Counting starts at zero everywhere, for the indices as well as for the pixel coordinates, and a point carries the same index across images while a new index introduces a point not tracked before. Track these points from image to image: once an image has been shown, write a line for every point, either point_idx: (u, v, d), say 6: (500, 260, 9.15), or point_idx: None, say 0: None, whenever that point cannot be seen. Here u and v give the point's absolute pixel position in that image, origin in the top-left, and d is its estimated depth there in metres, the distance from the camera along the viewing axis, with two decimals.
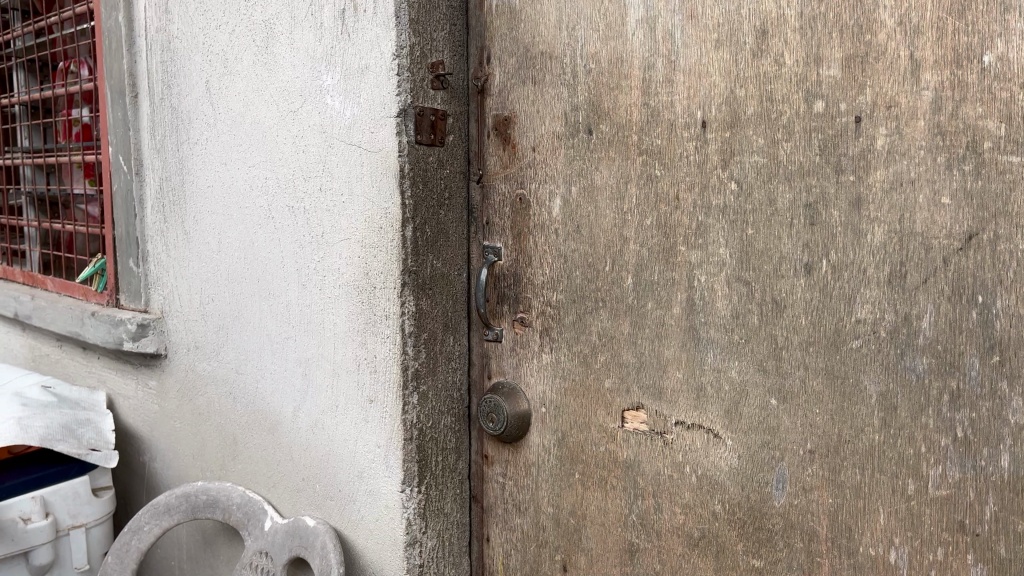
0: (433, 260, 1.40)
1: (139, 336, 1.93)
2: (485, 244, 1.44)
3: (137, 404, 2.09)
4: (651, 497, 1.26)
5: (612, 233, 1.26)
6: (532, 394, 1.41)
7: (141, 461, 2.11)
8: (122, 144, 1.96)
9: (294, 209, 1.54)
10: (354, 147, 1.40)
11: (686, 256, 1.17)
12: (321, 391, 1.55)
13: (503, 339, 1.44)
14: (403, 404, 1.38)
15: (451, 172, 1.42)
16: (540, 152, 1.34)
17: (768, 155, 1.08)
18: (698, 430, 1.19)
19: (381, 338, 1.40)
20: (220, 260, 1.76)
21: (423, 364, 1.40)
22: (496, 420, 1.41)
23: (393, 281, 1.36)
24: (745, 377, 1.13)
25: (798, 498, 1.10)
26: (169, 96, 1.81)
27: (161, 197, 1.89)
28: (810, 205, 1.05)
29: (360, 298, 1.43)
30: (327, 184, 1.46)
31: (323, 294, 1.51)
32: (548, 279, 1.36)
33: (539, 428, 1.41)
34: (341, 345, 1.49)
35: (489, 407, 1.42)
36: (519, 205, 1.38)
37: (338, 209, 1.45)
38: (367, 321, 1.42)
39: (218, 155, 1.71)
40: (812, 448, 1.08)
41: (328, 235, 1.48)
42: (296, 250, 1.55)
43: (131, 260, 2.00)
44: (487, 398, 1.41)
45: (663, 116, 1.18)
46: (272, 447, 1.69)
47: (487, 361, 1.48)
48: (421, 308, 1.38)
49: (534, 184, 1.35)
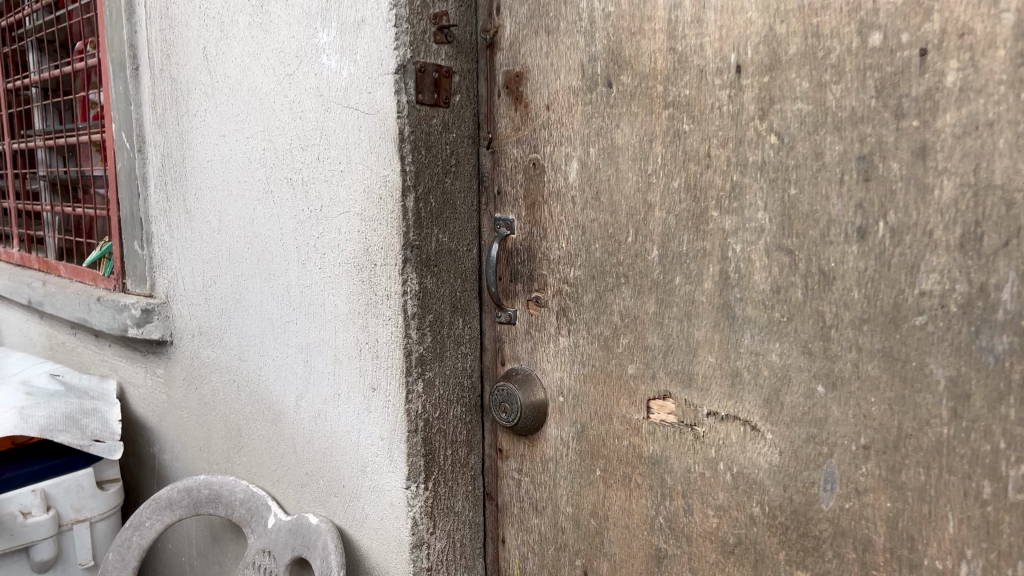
0: (438, 234, 1.27)
1: (144, 321, 1.83)
2: (496, 216, 1.31)
3: (147, 392, 2.00)
4: (681, 498, 1.12)
5: (635, 198, 1.11)
6: (549, 381, 1.27)
7: (150, 452, 2.02)
8: (124, 120, 1.87)
9: (293, 181, 1.43)
10: (352, 110, 1.27)
11: (719, 222, 1.02)
12: (323, 379, 1.43)
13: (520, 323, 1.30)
14: (406, 392, 1.25)
15: (458, 136, 1.29)
16: (555, 110, 1.20)
17: (814, 99, 0.92)
18: (733, 422, 1.04)
19: (382, 320, 1.28)
20: (222, 239, 1.65)
21: (429, 349, 1.27)
22: (509, 410, 1.28)
23: (394, 256, 1.23)
24: (787, 361, 0.98)
25: (851, 502, 0.94)
26: (169, 66, 1.71)
27: (163, 173, 1.79)
28: (864, 157, 0.89)
29: (360, 276, 1.31)
30: (324, 152, 1.34)
31: (324, 273, 1.39)
32: (565, 254, 1.21)
33: (556, 419, 1.27)
34: (343, 328, 1.36)
35: (502, 396, 1.28)
36: (533, 171, 1.24)
37: (336, 178, 1.33)
38: (368, 301, 1.30)
39: (217, 126, 1.60)
40: (867, 443, 0.92)
41: (327, 209, 1.36)
42: (296, 226, 1.44)
43: (136, 242, 1.91)
44: (499, 386, 1.29)
45: (692, 62, 1.03)
46: (275, 439, 1.58)
47: (501, 345, 1.34)
48: (425, 287, 1.25)
49: (547, 148, 1.22)
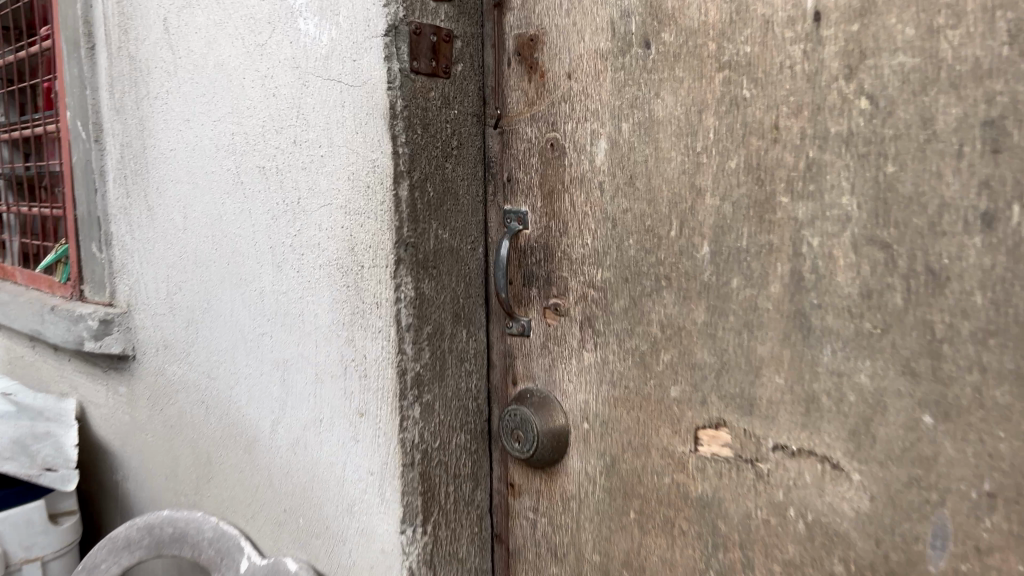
0: (437, 230, 1.06)
1: (101, 334, 1.61)
2: (505, 208, 1.10)
3: (108, 413, 1.78)
4: (738, 550, 0.91)
5: (681, 183, 0.90)
6: (570, 403, 1.07)
7: (113, 479, 1.80)
8: (79, 106, 1.66)
9: (266, 170, 1.22)
10: (333, 83, 1.07)
11: (791, 210, 0.82)
12: (301, 401, 1.22)
13: (535, 335, 1.10)
14: (401, 419, 1.04)
15: (460, 113, 1.08)
16: (577, 80, 0.99)
17: (921, 50, 0.72)
18: (807, 457, 0.84)
19: (371, 332, 1.07)
20: (187, 240, 1.44)
21: (427, 367, 1.06)
22: (523, 440, 1.08)
23: (385, 256, 1.03)
24: (882, 384, 0.77)
25: (969, 563, 0.73)
26: (127, 44, 1.51)
27: (122, 166, 1.58)
28: (991, 123, 0.68)
29: (345, 280, 1.10)
30: (302, 135, 1.14)
31: (302, 277, 1.18)
32: (591, 253, 1.01)
33: (580, 449, 1.06)
34: (325, 341, 1.16)
35: (515, 422, 1.08)
36: (550, 153, 1.04)
37: (316, 165, 1.12)
38: (354, 310, 1.09)
39: (180, 110, 1.39)
40: (993, 490, 0.70)
41: (305, 201, 1.15)
42: (269, 223, 1.23)
43: (94, 245, 1.69)
44: (510, 411, 1.09)
45: (756, 10, 0.82)
46: (248, 469, 1.37)
47: (511, 362, 1.14)
48: (422, 293, 1.05)
49: (568, 125, 1.01)
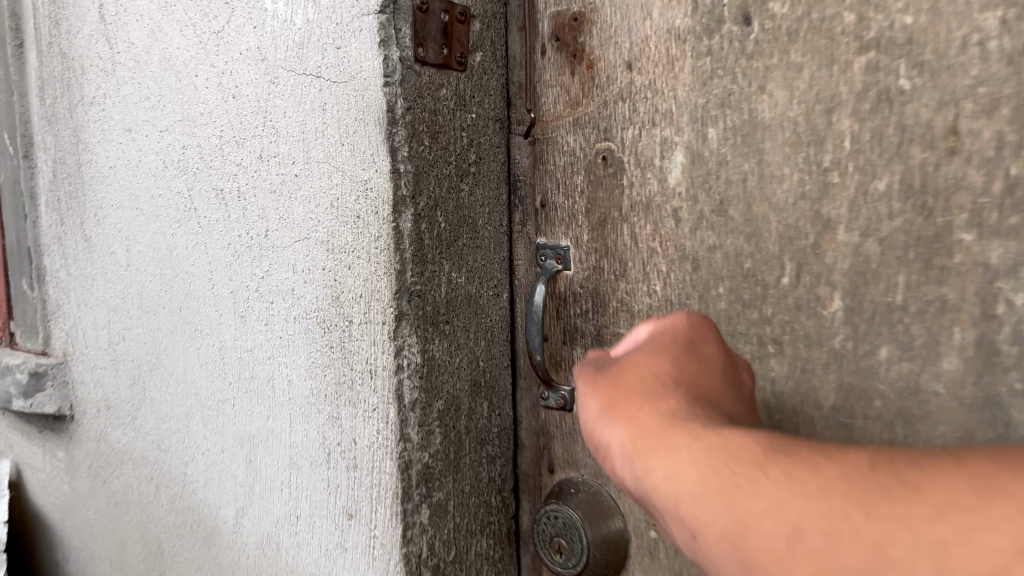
0: (451, 273, 0.81)
1: (33, 391, 1.33)
2: (538, 241, 0.86)
3: (47, 481, 1.49)
4: None
5: (801, 211, 0.65)
6: (632, 503, 0.79)
7: (53, 559, 1.51)
8: (6, 115, 1.38)
9: (224, 193, 0.95)
10: (311, 79, 0.81)
11: (974, 252, 0.56)
12: (271, 490, 0.95)
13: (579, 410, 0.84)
14: (405, 528, 0.78)
15: (479, 119, 0.83)
16: (642, 71, 0.74)
17: None
18: None
19: (363, 409, 0.81)
20: (128, 279, 1.15)
21: (439, 455, 0.80)
22: (567, 551, 0.81)
23: (381, 310, 0.77)
24: None
25: None
26: (58, 38, 1.23)
27: (56, 187, 1.30)
28: None
29: (327, 339, 0.84)
30: (270, 148, 0.87)
31: (271, 332, 0.91)
32: (662, 304, 0.75)
33: (642, 564, 0.80)
34: (302, 417, 0.89)
35: (555, 528, 0.82)
36: (601, 170, 0.79)
37: (289, 187, 0.86)
38: (341, 379, 0.83)
39: (119, 118, 1.12)
40: None
41: (274, 235, 0.89)
42: (229, 262, 0.96)
43: (25, 281, 1.41)
44: (546, 511, 0.83)
45: None
46: (207, 568, 1.09)
47: (546, 440, 0.88)
48: (431, 357, 0.79)
49: (628, 133, 0.76)
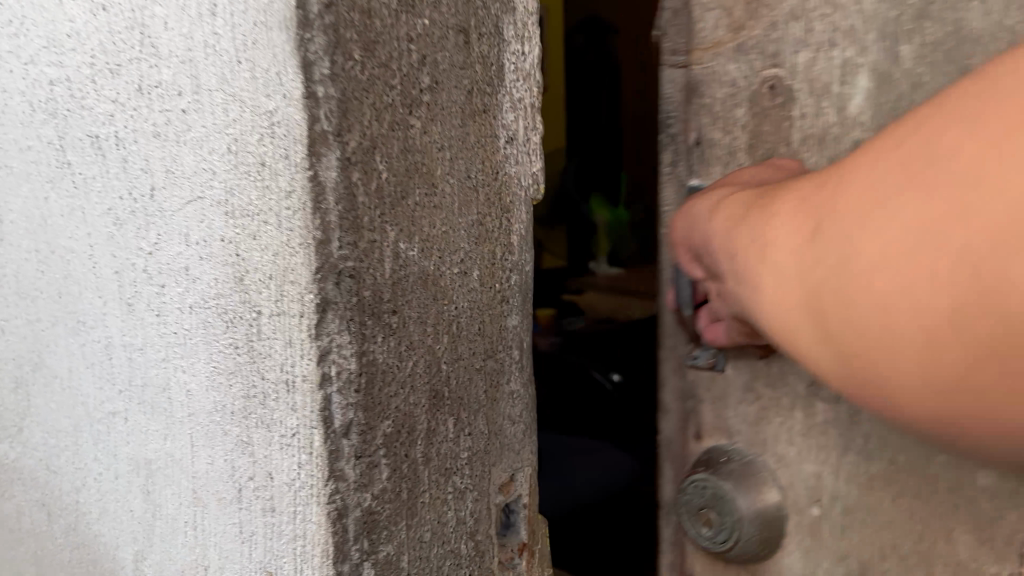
0: (400, 243, 0.58)
1: None
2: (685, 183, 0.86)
3: None
4: None
5: None
6: (792, 476, 0.82)
7: None
8: None
9: (99, 139, 0.71)
10: None
11: None
12: (173, 531, 0.73)
13: (729, 375, 0.86)
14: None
15: (439, 22, 0.60)
16: None
17: None
18: None
19: (281, 433, 0.58)
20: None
21: (387, 493, 0.59)
22: (714, 523, 0.83)
23: (299, 298, 0.54)
24: None
25: None
26: None
27: None
28: None
29: (231, 336, 0.61)
30: (150, 73, 0.63)
31: (160, 323, 0.68)
32: None
33: (802, 545, 0.83)
34: (206, 442, 0.66)
35: (701, 500, 0.84)
36: (768, 98, 0.79)
37: (176, 130, 0.62)
38: (249, 389, 0.60)
39: None
40: None
41: (160, 194, 0.65)
42: (111, 235, 0.72)
43: None
44: (693, 481, 0.85)
45: None
46: None
47: (694, 405, 0.90)
48: (373, 361, 0.57)
49: (801, 56, 0.76)
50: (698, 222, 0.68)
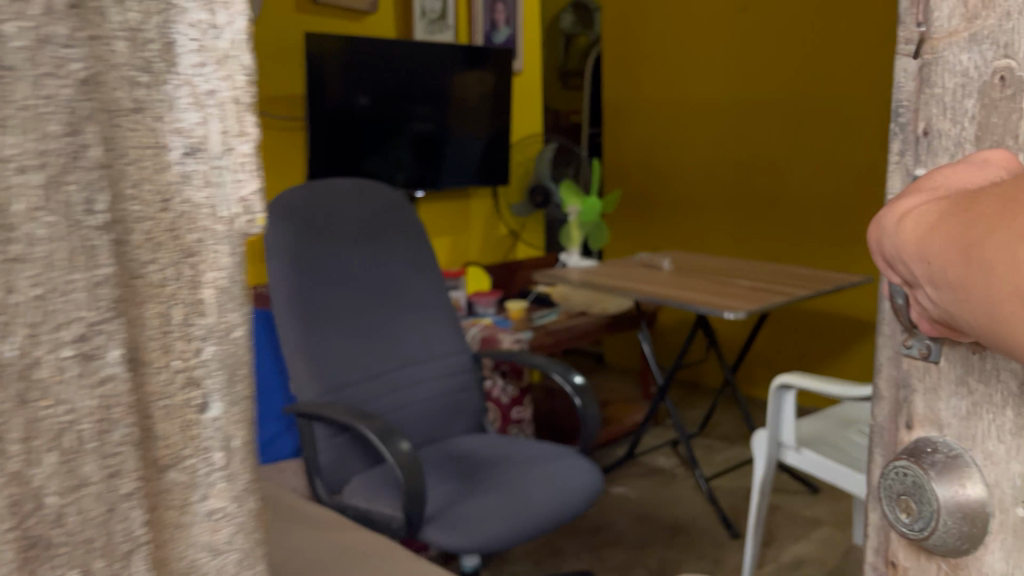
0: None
1: None
2: (916, 174, 1.30)
3: None
4: None
5: None
6: (998, 473, 1.18)
7: None
8: None
9: None
10: None
11: None
12: None
13: (942, 367, 1.25)
14: None
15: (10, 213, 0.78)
16: None
17: None
18: None
19: None
20: None
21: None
22: (912, 505, 1.23)
23: None
24: None
25: None
26: None
27: None
28: None
29: None
30: None
31: None
32: None
33: (1001, 526, 1.19)
34: None
35: (903, 487, 1.24)
36: (999, 91, 1.18)
37: None
38: None
39: None
40: None
41: None
42: None
43: None
44: (896, 471, 1.26)
45: None
46: None
47: (908, 394, 1.31)
48: None
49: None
50: (890, 233, 1.06)
